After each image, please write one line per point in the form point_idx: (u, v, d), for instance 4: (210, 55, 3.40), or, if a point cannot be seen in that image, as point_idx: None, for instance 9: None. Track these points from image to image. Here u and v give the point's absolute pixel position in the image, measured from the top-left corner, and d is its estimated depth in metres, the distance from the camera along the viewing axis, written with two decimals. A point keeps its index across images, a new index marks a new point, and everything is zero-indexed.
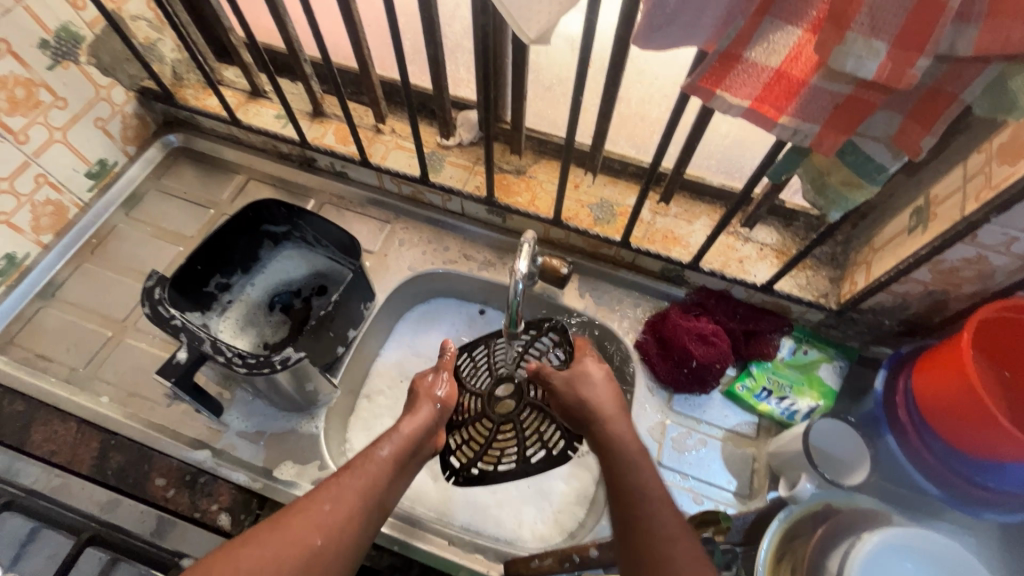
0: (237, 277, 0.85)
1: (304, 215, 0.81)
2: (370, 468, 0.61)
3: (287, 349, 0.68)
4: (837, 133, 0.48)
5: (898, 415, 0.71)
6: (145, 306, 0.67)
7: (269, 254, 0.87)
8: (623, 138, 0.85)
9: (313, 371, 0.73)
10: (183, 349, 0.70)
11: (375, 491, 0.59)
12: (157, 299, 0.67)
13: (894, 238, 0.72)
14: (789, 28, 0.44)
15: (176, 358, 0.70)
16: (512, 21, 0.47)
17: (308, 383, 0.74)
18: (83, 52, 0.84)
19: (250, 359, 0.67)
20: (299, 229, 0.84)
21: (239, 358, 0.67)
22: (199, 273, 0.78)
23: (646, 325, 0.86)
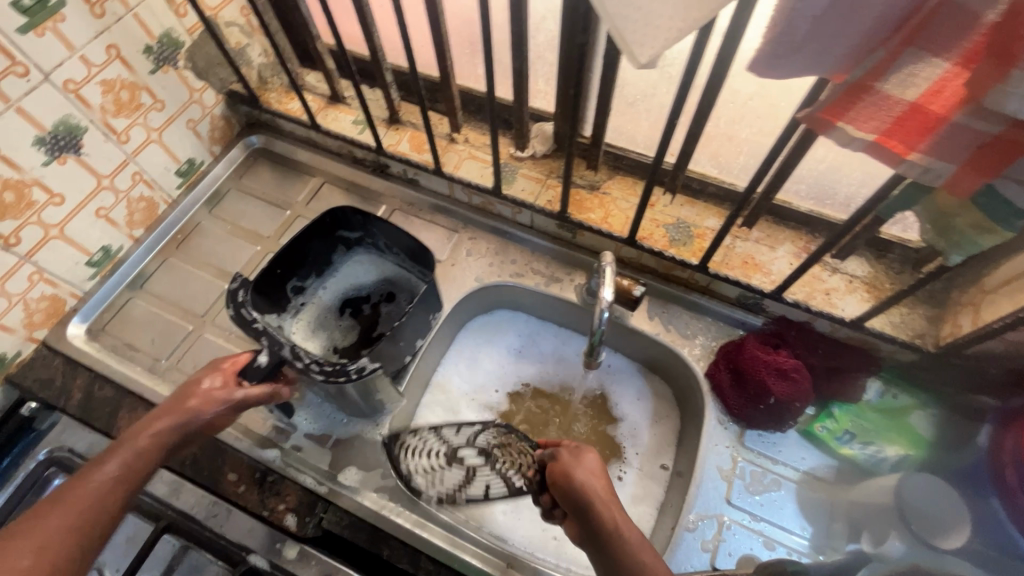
0: (312, 281, 0.87)
1: (378, 223, 0.82)
2: (84, 494, 0.53)
3: (362, 359, 0.67)
4: (976, 173, 0.44)
5: (1005, 473, 0.61)
6: (230, 309, 0.68)
7: (342, 258, 0.89)
8: (706, 158, 0.82)
9: (382, 381, 0.73)
10: (263, 352, 0.66)
11: (77, 528, 0.51)
12: (240, 302, 0.68)
13: (1010, 281, 0.65)
14: (935, 61, 0.39)
15: (256, 361, 0.66)
16: (624, 45, 0.45)
17: (378, 390, 0.74)
18: (181, 57, 0.88)
19: (326, 366, 0.66)
20: (375, 237, 0.85)
21: (316, 365, 0.66)
22: (279, 275, 0.80)
23: (720, 354, 0.82)
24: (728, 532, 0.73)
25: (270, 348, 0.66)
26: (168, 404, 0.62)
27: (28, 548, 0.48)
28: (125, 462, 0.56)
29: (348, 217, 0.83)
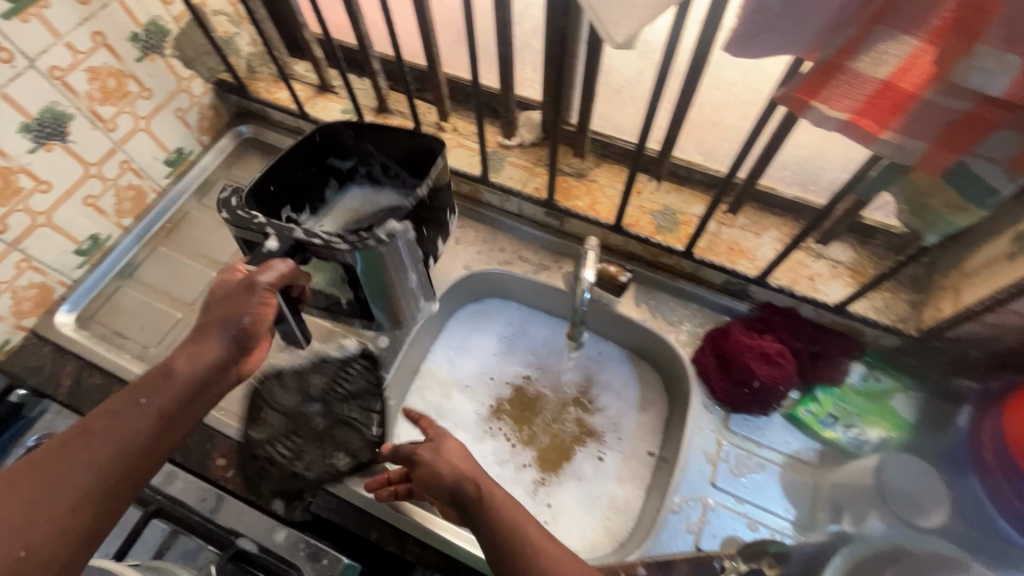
0: (305, 217, 0.83)
1: (374, 141, 0.80)
2: (116, 428, 0.51)
3: (389, 223, 0.64)
4: (948, 152, 0.45)
5: (985, 455, 0.62)
6: (222, 211, 0.64)
7: (334, 195, 0.86)
8: (691, 145, 0.82)
9: (413, 248, 0.70)
10: (273, 238, 0.62)
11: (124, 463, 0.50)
12: (234, 206, 0.64)
13: (989, 264, 0.66)
14: (905, 37, 0.40)
15: (267, 247, 0.62)
16: (601, 25, 0.45)
17: (401, 271, 0.70)
18: (168, 45, 0.88)
19: (348, 238, 0.63)
20: (374, 159, 0.82)
21: (333, 240, 0.62)
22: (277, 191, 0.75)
23: (705, 339, 0.83)
24: (712, 514, 0.73)
25: (280, 236, 0.62)
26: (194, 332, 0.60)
27: (69, 484, 0.47)
28: (164, 402, 0.54)
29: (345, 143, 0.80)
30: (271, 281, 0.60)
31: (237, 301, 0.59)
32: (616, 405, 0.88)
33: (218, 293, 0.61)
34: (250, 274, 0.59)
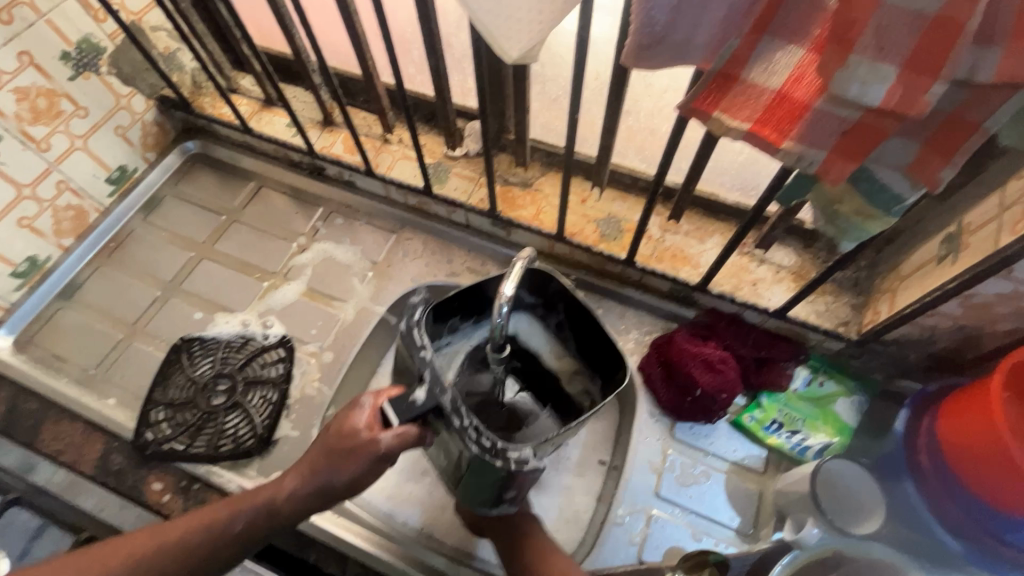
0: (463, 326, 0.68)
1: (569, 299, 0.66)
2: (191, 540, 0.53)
3: (526, 447, 0.52)
4: (845, 160, 0.44)
5: (919, 459, 0.67)
6: (402, 323, 0.57)
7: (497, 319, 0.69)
8: (632, 152, 0.82)
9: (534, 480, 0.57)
10: (421, 388, 0.53)
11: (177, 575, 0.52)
12: (414, 320, 0.57)
13: (922, 267, 0.66)
14: (790, 47, 0.40)
15: (413, 397, 0.53)
16: (493, 40, 0.44)
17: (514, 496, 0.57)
18: (104, 62, 0.87)
19: (486, 439, 0.51)
20: (556, 314, 0.68)
21: (475, 433, 0.51)
22: (455, 306, 0.64)
23: (651, 348, 0.82)
24: (655, 525, 0.73)
25: (429, 390, 0.53)
26: (331, 448, 0.54)
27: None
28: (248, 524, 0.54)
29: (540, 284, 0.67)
30: (392, 446, 0.52)
31: (350, 457, 0.53)
32: None
33: (342, 437, 0.54)
34: (373, 437, 0.52)
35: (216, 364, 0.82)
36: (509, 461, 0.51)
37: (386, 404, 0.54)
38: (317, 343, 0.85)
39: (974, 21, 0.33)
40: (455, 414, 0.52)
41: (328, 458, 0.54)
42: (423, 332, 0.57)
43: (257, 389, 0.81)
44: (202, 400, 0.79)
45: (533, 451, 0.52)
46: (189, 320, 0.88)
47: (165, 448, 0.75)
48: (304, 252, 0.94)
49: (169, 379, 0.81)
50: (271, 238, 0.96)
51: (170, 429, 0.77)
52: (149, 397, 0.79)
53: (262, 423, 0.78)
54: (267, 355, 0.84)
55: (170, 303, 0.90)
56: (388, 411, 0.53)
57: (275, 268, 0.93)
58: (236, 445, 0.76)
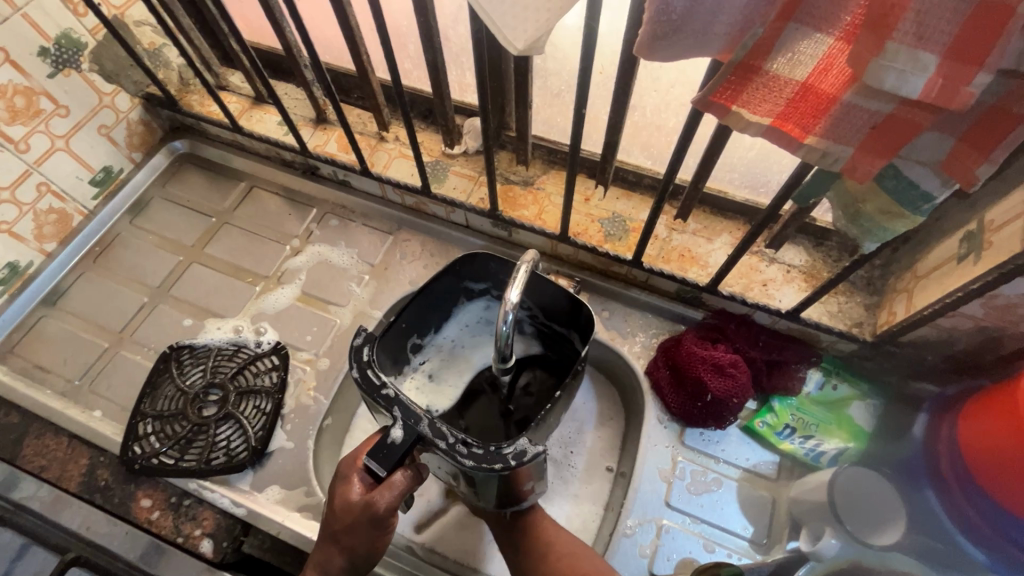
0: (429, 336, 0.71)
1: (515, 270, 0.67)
2: None
3: (519, 439, 0.52)
4: (874, 156, 0.41)
5: (941, 464, 0.63)
6: (353, 369, 0.56)
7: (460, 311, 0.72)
8: (637, 149, 0.79)
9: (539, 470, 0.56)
10: (398, 426, 0.52)
11: None
12: (366, 361, 0.56)
13: (941, 266, 0.63)
14: (819, 36, 0.37)
15: (391, 438, 0.53)
16: (497, 30, 0.41)
17: (527, 483, 0.57)
18: (85, 59, 0.83)
19: (476, 448, 0.51)
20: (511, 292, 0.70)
21: (463, 446, 0.51)
22: (402, 329, 0.65)
23: (658, 351, 0.80)
24: (666, 536, 0.70)
25: (405, 425, 0.52)
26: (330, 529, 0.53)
27: None
28: None
29: (485, 266, 0.68)
30: (390, 503, 0.51)
31: (355, 527, 0.52)
32: (572, 419, 0.80)
33: (337, 511, 0.52)
34: (365, 501, 0.51)
35: (206, 372, 0.79)
36: (502, 458, 0.51)
37: (365, 461, 0.52)
38: (312, 350, 0.82)
39: None
40: (436, 437, 0.52)
41: (338, 537, 0.53)
42: (378, 369, 0.57)
43: (250, 399, 0.77)
44: (192, 411, 0.76)
45: (529, 441, 0.52)
46: (178, 327, 0.84)
47: (154, 463, 0.72)
48: (298, 255, 0.91)
49: (158, 390, 0.78)
50: (264, 241, 0.92)
51: (159, 443, 0.73)
52: (136, 409, 0.76)
53: (256, 435, 0.74)
54: (260, 363, 0.80)
55: (158, 309, 0.86)
56: (372, 470, 0.52)
57: (268, 272, 0.89)
58: (228, 458, 0.73)
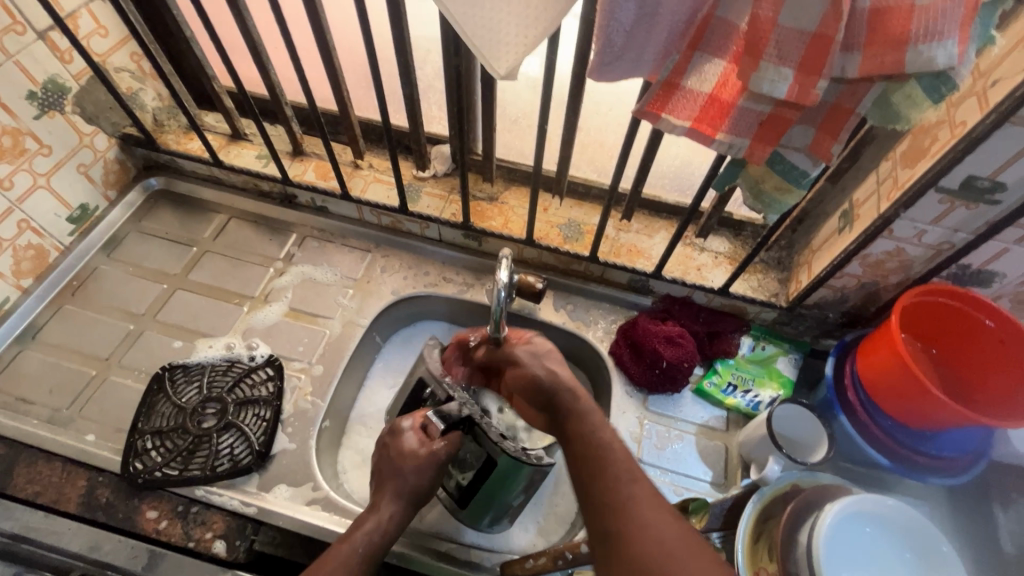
0: None
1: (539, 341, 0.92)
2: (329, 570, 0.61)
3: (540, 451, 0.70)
4: (764, 145, 0.56)
5: (848, 396, 0.79)
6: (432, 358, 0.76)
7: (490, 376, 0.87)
8: (585, 164, 0.94)
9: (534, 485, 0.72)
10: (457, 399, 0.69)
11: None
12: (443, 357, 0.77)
13: (828, 238, 0.81)
14: (716, 60, 0.52)
15: (449, 406, 0.69)
16: (484, 59, 0.53)
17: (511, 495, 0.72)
18: (69, 102, 0.88)
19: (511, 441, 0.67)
20: None
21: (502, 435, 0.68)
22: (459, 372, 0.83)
23: (618, 333, 0.92)
24: None
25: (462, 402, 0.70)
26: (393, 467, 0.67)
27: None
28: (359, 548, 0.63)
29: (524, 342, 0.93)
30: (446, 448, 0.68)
31: (417, 467, 0.67)
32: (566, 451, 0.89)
33: (401, 455, 0.67)
34: (432, 445, 0.67)
35: (202, 388, 0.83)
36: (531, 457, 0.68)
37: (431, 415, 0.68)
38: (304, 359, 0.88)
39: (841, 34, 0.46)
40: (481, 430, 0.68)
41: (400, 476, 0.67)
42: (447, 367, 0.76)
43: (249, 408, 0.82)
44: (192, 424, 0.80)
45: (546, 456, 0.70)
46: (168, 349, 0.88)
47: (158, 476, 0.75)
48: (283, 275, 0.97)
49: (154, 408, 0.81)
50: (246, 265, 0.98)
51: (161, 456, 0.76)
52: (133, 428, 0.78)
53: (258, 440, 0.79)
54: (255, 376, 0.85)
55: (145, 335, 0.89)
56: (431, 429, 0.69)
57: (253, 293, 0.95)
58: (234, 463, 0.76)
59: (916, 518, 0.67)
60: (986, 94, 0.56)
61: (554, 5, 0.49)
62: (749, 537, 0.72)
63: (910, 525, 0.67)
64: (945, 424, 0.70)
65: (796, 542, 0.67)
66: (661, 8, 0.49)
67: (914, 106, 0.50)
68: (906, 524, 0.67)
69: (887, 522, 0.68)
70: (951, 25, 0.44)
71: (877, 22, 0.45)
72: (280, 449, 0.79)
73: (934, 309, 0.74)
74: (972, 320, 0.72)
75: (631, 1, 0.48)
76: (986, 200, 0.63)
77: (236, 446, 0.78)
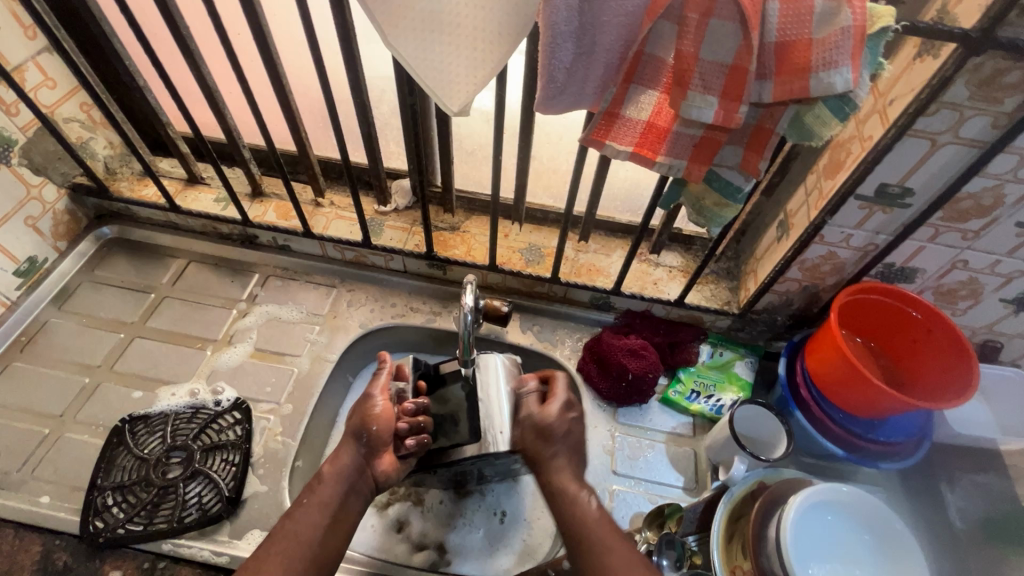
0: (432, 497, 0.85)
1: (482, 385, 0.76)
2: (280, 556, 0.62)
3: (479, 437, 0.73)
4: (700, 164, 0.61)
5: (801, 393, 0.83)
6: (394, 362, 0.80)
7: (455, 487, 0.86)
8: (541, 191, 0.98)
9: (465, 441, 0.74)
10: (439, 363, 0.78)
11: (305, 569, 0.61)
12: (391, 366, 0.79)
13: (769, 247, 0.87)
14: (650, 91, 0.57)
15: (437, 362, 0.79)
16: (437, 98, 0.56)
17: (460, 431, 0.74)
18: (15, 154, 0.86)
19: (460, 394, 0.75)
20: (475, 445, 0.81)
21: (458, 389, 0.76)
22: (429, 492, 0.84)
23: (584, 350, 0.96)
24: (618, 499, 0.83)
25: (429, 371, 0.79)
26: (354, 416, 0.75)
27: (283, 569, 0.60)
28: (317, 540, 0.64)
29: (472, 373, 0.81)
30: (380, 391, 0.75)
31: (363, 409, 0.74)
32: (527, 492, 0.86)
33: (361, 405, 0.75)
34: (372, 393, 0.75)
35: (165, 438, 0.81)
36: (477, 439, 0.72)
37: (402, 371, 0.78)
38: (273, 400, 0.87)
39: (753, 65, 0.52)
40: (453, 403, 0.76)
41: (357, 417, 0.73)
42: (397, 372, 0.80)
43: (216, 454, 0.80)
44: (156, 476, 0.77)
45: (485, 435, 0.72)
46: (128, 401, 0.85)
47: (121, 533, 0.72)
48: (246, 316, 0.96)
49: (115, 462, 0.78)
50: (208, 308, 0.96)
51: (125, 511, 0.74)
52: (92, 485, 0.76)
53: (227, 486, 0.77)
54: (222, 420, 0.83)
55: (101, 388, 0.86)
56: (404, 391, 0.77)
57: (216, 336, 0.93)
58: (203, 512, 0.75)
59: (876, 504, 0.71)
60: (886, 112, 0.63)
61: (499, 48, 0.52)
62: (723, 539, 0.75)
63: (871, 512, 0.71)
64: (889, 411, 0.75)
65: (765, 538, 0.71)
66: (597, 47, 0.54)
67: (824, 124, 0.56)
68: (867, 512, 0.72)
69: (844, 507, 0.72)
70: (844, 54, 0.50)
71: (783, 53, 0.51)
72: (251, 493, 0.77)
73: (868, 305, 0.80)
74: (901, 312, 0.78)
75: (569, 41, 0.53)
76: (899, 204, 0.70)
77: (205, 495, 0.76)
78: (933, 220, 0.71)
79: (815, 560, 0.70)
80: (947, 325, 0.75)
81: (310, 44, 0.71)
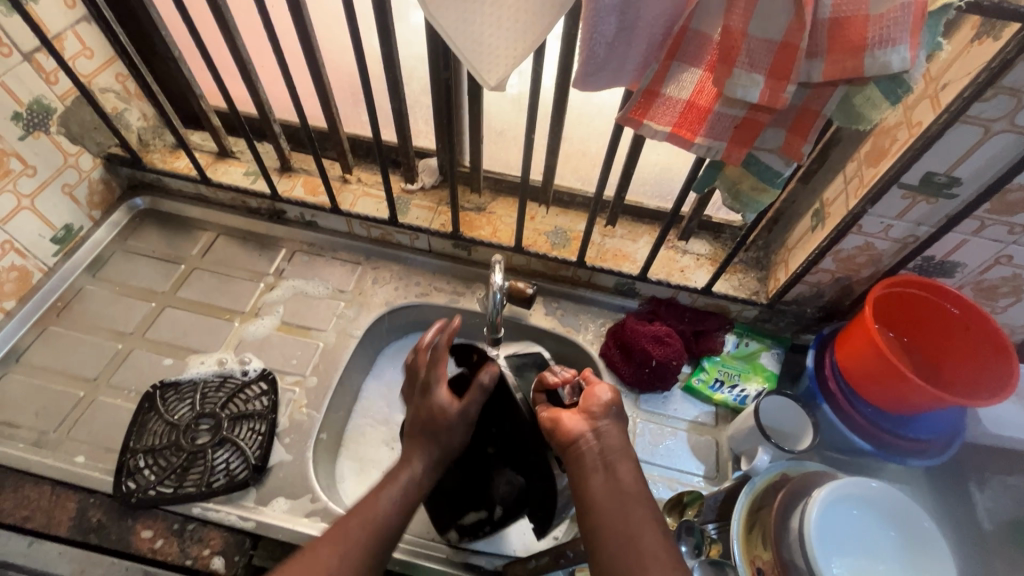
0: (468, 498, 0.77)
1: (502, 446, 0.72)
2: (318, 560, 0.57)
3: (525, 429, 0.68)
4: (740, 146, 0.60)
5: (830, 386, 0.82)
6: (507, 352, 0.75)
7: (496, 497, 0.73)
8: (570, 173, 0.97)
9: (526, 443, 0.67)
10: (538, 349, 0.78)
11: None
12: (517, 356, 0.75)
13: (802, 238, 0.85)
14: (693, 68, 0.55)
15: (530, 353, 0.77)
16: (473, 70, 0.55)
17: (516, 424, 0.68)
18: (54, 122, 0.87)
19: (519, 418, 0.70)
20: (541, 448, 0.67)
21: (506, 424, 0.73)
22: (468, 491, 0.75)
23: (607, 335, 0.95)
24: None
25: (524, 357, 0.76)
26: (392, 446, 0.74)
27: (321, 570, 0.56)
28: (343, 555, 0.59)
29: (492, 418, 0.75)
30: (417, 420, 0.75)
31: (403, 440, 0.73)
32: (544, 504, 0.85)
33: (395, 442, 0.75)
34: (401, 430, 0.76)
35: (194, 405, 0.83)
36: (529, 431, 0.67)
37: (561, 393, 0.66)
38: (298, 372, 0.88)
39: (804, 42, 0.50)
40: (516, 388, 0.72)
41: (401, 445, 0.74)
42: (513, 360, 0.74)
43: (243, 423, 0.82)
44: (184, 442, 0.79)
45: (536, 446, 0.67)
46: (159, 367, 0.87)
47: (151, 494, 0.74)
48: (274, 290, 0.97)
49: (146, 427, 0.80)
50: (236, 280, 0.98)
51: (154, 474, 0.76)
52: (124, 447, 0.78)
53: (254, 454, 0.79)
54: (249, 390, 0.85)
55: (134, 354, 0.88)
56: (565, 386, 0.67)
57: (244, 308, 0.95)
58: (229, 478, 0.76)
59: (903, 503, 0.71)
60: (938, 96, 0.61)
61: (541, 20, 0.51)
62: (743, 529, 0.73)
63: (899, 510, 0.71)
64: (919, 407, 0.73)
65: (788, 529, 0.69)
66: (640, 21, 0.52)
67: (874, 106, 0.54)
68: (893, 510, 0.71)
69: (870, 503, 0.71)
70: (902, 32, 0.48)
71: (836, 30, 0.49)
72: (276, 462, 0.79)
73: (905, 297, 0.78)
74: (938, 308, 0.76)
75: (612, 15, 0.51)
76: (945, 195, 0.68)
77: (231, 462, 0.78)
78: (979, 213, 0.69)
79: (839, 554, 0.68)
80: (988, 322, 0.72)
81: (348, 20, 0.70)
